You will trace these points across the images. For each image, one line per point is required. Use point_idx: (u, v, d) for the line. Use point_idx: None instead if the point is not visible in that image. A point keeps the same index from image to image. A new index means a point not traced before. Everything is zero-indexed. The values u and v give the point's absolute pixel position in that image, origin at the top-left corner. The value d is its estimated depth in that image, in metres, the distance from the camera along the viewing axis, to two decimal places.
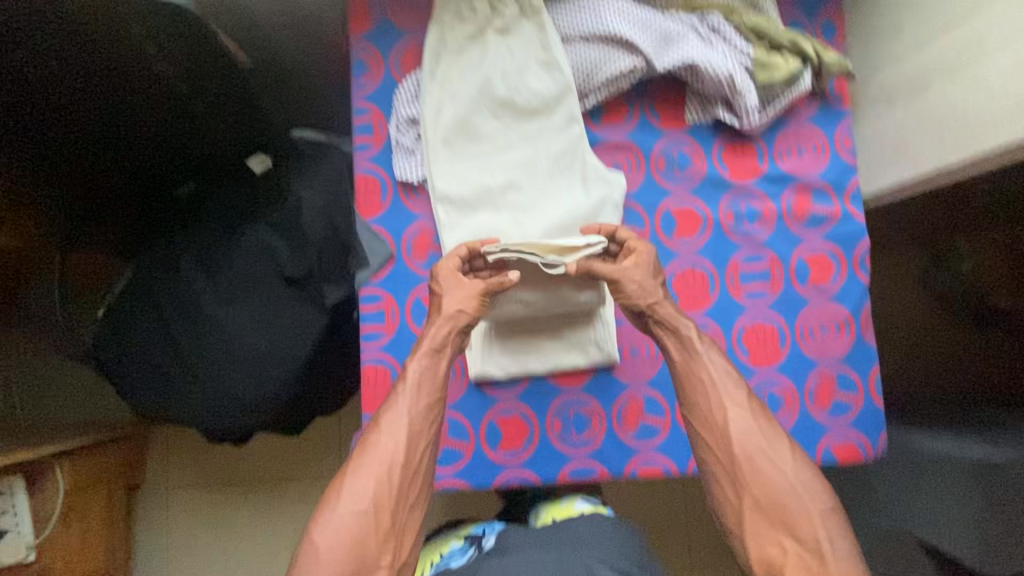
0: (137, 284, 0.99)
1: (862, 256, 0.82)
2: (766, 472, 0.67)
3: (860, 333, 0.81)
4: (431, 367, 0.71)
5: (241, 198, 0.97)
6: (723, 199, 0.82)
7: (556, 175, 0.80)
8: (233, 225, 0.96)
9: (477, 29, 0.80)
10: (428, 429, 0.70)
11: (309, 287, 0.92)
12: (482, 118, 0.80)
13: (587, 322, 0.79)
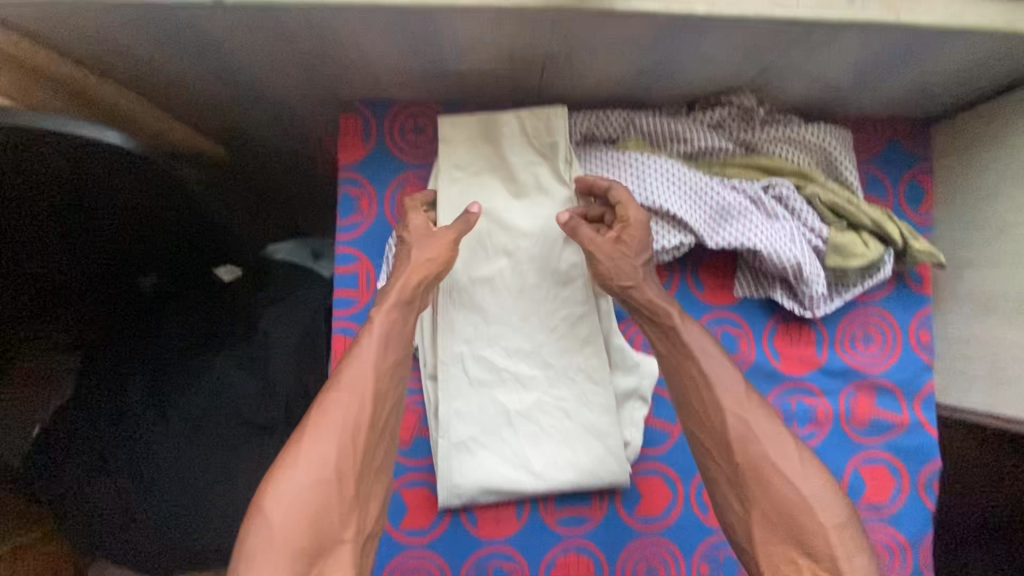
0: (71, 402, 0.80)
1: (928, 476, 0.69)
2: (774, 493, 0.53)
3: (920, 566, 0.68)
4: (398, 325, 0.60)
5: (213, 308, 0.82)
6: (770, 393, 0.69)
7: (569, 333, 0.67)
8: (201, 339, 0.80)
9: (483, 162, 0.67)
10: (396, 387, 0.59)
11: (274, 441, 0.78)
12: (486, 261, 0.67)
13: (578, 343, 0.67)
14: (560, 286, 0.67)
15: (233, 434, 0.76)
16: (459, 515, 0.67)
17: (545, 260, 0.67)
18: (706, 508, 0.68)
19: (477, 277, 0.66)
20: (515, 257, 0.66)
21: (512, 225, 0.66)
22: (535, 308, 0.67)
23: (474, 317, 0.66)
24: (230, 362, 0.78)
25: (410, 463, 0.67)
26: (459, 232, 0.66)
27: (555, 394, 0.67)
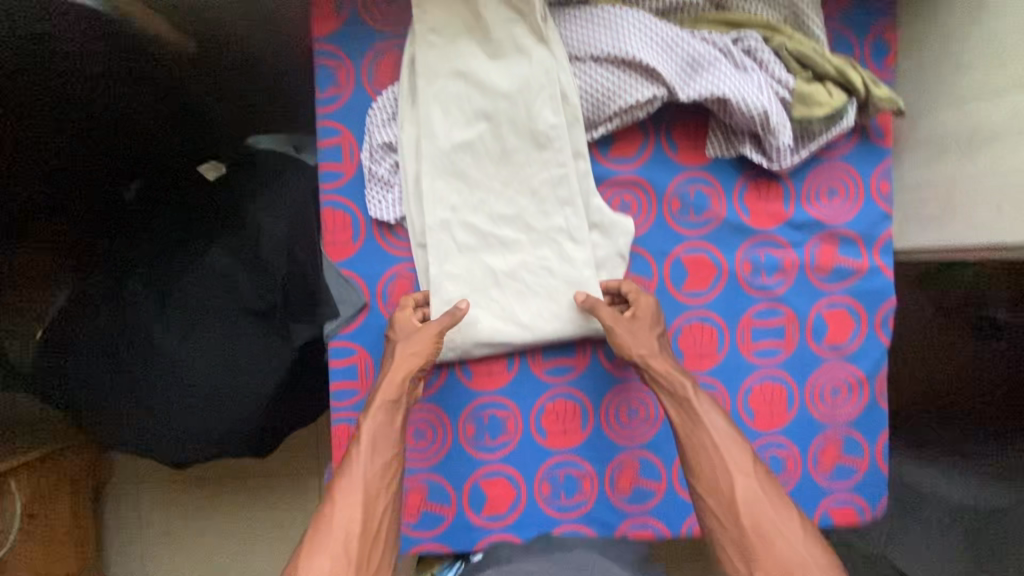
0: (79, 311, 0.89)
1: (884, 316, 0.75)
2: (776, 544, 0.60)
3: (875, 396, 0.76)
4: (382, 423, 0.65)
5: (187, 216, 0.86)
6: (740, 246, 0.74)
7: (550, 197, 0.70)
8: (182, 246, 0.85)
9: (460, 29, 0.67)
10: (389, 487, 0.64)
11: (274, 320, 0.83)
12: (466, 131, 0.68)
13: (558, 206, 0.70)
14: (540, 148, 0.69)
15: (238, 319, 0.83)
16: (454, 370, 0.73)
17: (523, 121, 0.68)
18: (681, 355, 0.74)
19: (458, 142, 0.68)
20: (495, 121, 0.68)
21: (489, 87, 0.67)
22: (516, 172, 0.69)
23: (457, 182, 0.69)
24: (224, 251, 0.81)
25: None
26: (438, 98, 0.68)
27: (539, 254, 0.70)
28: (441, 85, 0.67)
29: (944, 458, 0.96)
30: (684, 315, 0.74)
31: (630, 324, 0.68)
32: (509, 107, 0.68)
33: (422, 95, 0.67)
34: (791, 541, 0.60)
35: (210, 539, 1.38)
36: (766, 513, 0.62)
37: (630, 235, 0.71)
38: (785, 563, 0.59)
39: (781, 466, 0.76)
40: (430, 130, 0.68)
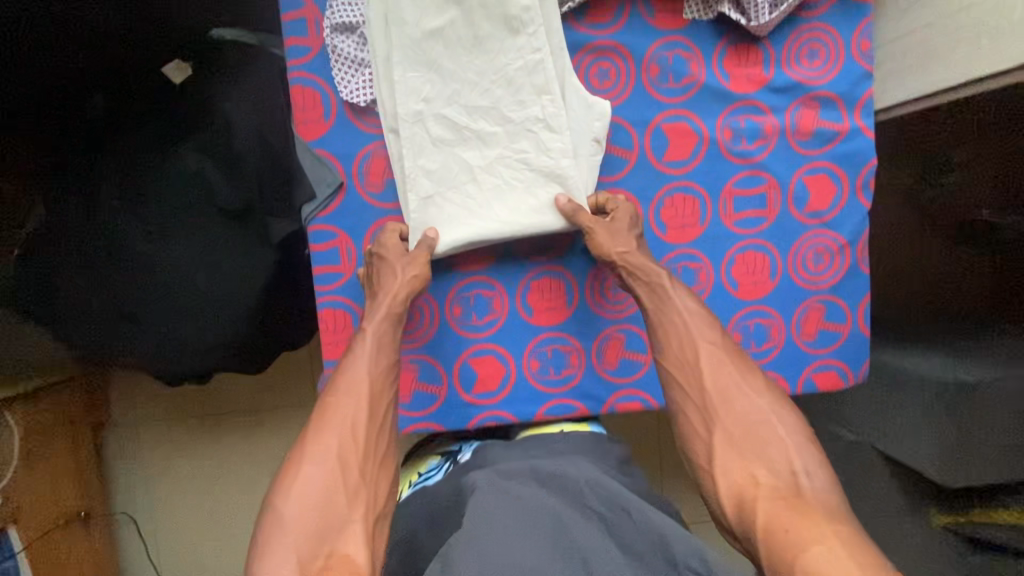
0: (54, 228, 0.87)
1: (866, 177, 0.75)
2: (738, 405, 0.64)
3: (855, 261, 0.77)
4: (378, 336, 0.68)
5: (157, 121, 0.83)
6: (720, 113, 0.73)
7: (524, 83, 0.69)
8: (154, 150, 0.83)
9: None
10: (389, 389, 0.68)
11: (253, 221, 0.83)
12: (438, 20, 0.68)
13: (534, 92, 0.69)
14: (513, 33, 0.68)
15: (215, 222, 0.83)
16: (435, 265, 0.74)
17: (493, 5, 0.67)
18: (664, 228, 0.74)
19: (428, 30, 0.68)
20: (464, 5, 0.67)
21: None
22: (489, 61, 0.69)
23: (428, 73, 0.69)
24: (197, 149, 0.80)
25: (384, 208, 0.72)
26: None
27: (516, 146, 0.71)
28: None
29: (928, 347, 1.08)
30: (666, 186, 0.73)
31: (609, 226, 0.70)
32: None
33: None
34: (749, 397, 0.64)
35: (213, 472, 1.40)
36: (729, 379, 0.66)
37: (606, 118, 0.70)
38: (745, 421, 0.63)
39: (765, 336, 0.77)
40: (399, 16, 0.68)
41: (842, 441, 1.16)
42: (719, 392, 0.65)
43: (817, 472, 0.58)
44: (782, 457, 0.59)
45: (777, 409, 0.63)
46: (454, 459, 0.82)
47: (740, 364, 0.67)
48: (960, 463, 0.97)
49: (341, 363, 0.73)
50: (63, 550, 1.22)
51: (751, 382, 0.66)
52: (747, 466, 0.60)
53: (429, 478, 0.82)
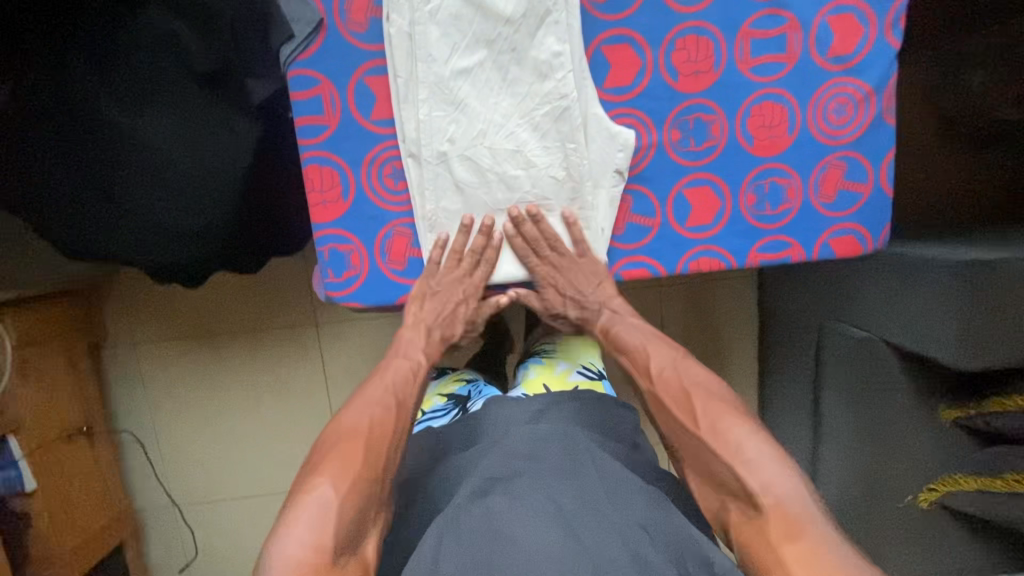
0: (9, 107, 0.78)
1: (896, 14, 0.68)
2: (687, 434, 0.71)
3: (880, 110, 0.71)
4: (412, 363, 0.77)
5: None
6: None
7: (550, 129, 0.68)
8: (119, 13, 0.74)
9: None
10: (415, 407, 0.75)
11: (231, 85, 0.80)
12: (463, 57, 0.65)
13: (558, 141, 0.68)
14: (542, 79, 0.66)
15: (192, 92, 0.77)
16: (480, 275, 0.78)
17: (524, 50, 0.66)
18: (674, 74, 0.68)
19: (456, 69, 0.65)
20: (495, 46, 0.65)
21: (490, 10, 0.64)
22: (516, 102, 0.67)
23: (454, 112, 0.67)
24: (167, 8, 0.73)
25: (367, 51, 0.66)
26: (436, 18, 0.64)
27: (538, 193, 0.70)
28: (439, 5, 0.64)
29: (938, 241, 1.04)
30: (675, 27, 0.67)
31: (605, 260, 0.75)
32: (510, 34, 0.65)
33: (419, 15, 0.64)
34: (694, 433, 0.70)
35: (214, 391, 1.39)
36: (673, 417, 0.73)
37: (628, 160, 0.69)
38: (695, 450, 0.69)
39: (780, 197, 0.72)
40: (421, 50, 0.65)
41: (850, 342, 1.14)
42: (672, 432, 0.73)
43: (777, 479, 0.62)
44: (731, 475, 0.64)
45: (733, 431, 0.67)
46: (461, 408, 0.93)
47: (680, 401, 0.73)
48: (979, 345, 0.92)
49: (331, 226, 0.70)
50: (67, 465, 1.21)
51: (690, 410, 0.72)
52: (719, 496, 0.66)
53: (435, 419, 0.92)
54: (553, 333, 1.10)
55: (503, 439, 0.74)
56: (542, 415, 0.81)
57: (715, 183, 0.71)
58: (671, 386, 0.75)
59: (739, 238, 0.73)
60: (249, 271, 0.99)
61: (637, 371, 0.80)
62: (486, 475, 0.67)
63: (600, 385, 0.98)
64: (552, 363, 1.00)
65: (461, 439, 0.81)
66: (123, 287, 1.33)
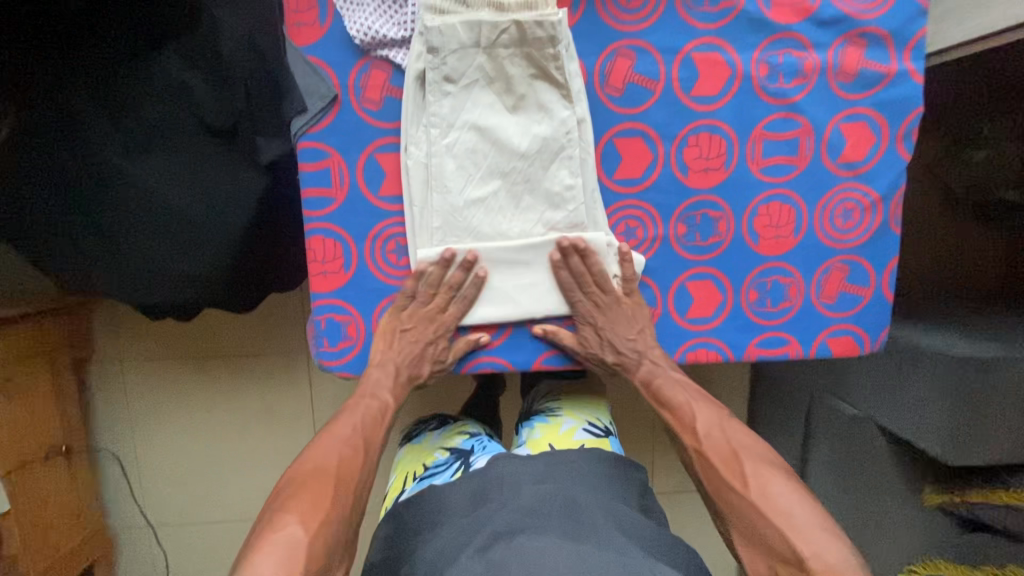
0: (18, 144, 0.77)
1: (909, 126, 0.68)
2: (734, 497, 0.60)
3: (886, 219, 0.71)
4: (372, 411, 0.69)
5: (132, 27, 0.72)
6: (757, 45, 0.66)
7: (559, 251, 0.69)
8: (134, 62, 0.73)
9: (476, 66, 0.64)
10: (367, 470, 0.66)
11: (241, 140, 0.78)
12: (477, 186, 0.66)
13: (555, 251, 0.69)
14: (553, 208, 0.68)
15: (202, 142, 0.77)
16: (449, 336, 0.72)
17: (538, 181, 0.67)
18: (685, 170, 0.68)
19: (471, 199, 0.66)
20: (509, 178, 0.66)
21: (507, 145, 0.66)
22: (529, 227, 0.68)
23: (469, 240, 0.68)
24: (180, 57, 0.73)
25: (376, 128, 0.66)
26: (452, 150, 0.65)
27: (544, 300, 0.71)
28: (455, 138, 0.65)
29: (934, 329, 1.05)
30: (688, 126, 0.67)
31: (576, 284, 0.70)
32: (523, 165, 0.66)
33: (436, 147, 0.65)
34: (742, 494, 0.60)
35: (200, 414, 1.37)
36: (721, 479, 0.63)
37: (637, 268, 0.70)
38: (743, 512, 0.59)
39: (782, 295, 0.72)
40: (438, 178, 0.66)
41: (844, 417, 1.14)
42: (716, 493, 0.62)
43: (829, 546, 0.52)
44: (783, 542, 0.54)
45: (784, 491, 0.58)
46: (464, 463, 0.90)
47: (729, 463, 0.63)
48: (969, 443, 0.92)
49: (330, 296, 0.69)
50: (43, 484, 1.19)
51: (739, 472, 0.62)
52: (767, 560, 0.55)
53: (436, 475, 0.90)
54: (558, 391, 1.09)
55: (512, 501, 0.74)
56: (548, 476, 0.80)
57: (718, 277, 0.71)
58: (723, 443, 0.65)
59: (738, 332, 0.73)
60: (243, 310, 0.97)
61: (681, 427, 0.69)
62: (492, 529, 0.69)
63: (607, 443, 0.96)
64: (557, 422, 0.98)
65: (461, 499, 0.79)
66: (116, 305, 1.31)
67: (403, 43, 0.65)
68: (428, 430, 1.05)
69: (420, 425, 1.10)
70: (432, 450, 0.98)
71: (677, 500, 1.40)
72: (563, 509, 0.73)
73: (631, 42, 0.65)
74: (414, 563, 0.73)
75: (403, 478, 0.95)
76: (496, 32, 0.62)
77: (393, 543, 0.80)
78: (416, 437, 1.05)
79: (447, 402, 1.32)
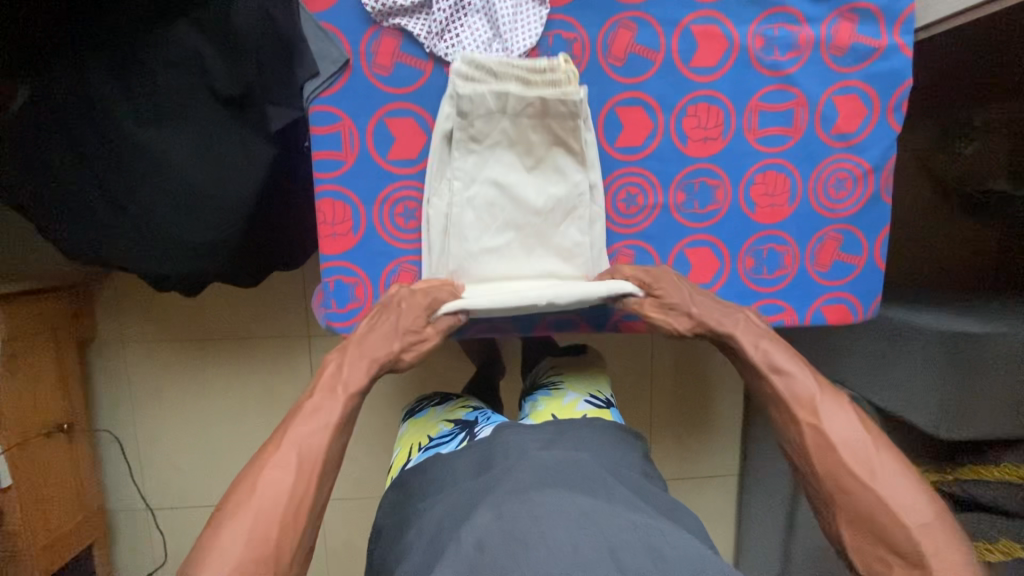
0: (32, 112, 0.79)
1: (899, 98, 0.71)
2: (852, 488, 0.58)
3: (878, 188, 0.74)
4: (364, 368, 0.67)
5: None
6: (753, 18, 0.69)
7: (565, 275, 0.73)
8: (149, 32, 0.75)
9: (501, 129, 0.68)
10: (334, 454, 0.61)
11: (251, 109, 0.80)
12: (494, 236, 0.71)
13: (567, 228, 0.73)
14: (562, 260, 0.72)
15: (213, 111, 0.79)
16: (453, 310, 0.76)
17: (550, 236, 0.72)
18: (684, 139, 0.71)
19: (486, 247, 0.71)
20: (523, 231, 0.71)
21: (523, 203, 0.70)
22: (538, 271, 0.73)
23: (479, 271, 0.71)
24: (194, 26, 0.75)
25: (385, 94, 0.68)
26: (472, 203, 0.70)
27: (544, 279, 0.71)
28: (475, 192, 0.69)
29: (926, 308, 1.07)
30: (687, 96, 0.70)
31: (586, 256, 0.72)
32: (538, 220, 0.71)
33: (457, 200, 0.69)
34: (865, 483, 0.58)
35: (202, 395, 1.38)
36: (839, 459, 0.60)
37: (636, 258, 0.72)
38: (858, 500, 0.58)
39: (778, 262, 0.74)
40: (460, 227, 0.69)
41: (838, 397, 1.15)
42: (830, 478, 0.60)
43: (952, 550, 0.53)
44: (901, 535, 0.54)
45: (902, 483, 0.57)
46: (468, 433, 0.91)
47: (852, 451, 0.60)
48: (961, 416, 0.94)
49: (339, 257, 0.71)
50: (44, 462, 1.19)
51: (865, 457, 0.59)
52: (873, 548, 0.56)
53: (442, 444, 0.91)
54: (559, 367, 1.10)
55: (522, 461, 0.75)
56: (555, 443, 0.81)
57: (716, 244, 0.74)
58: (847, 427, 0.61)
59: (735, 298, 0.75)
60: (249, 285, 0.99)
61: (791, 398, 0.65)
62: (507, 487, 0.70)
63: (609, 415, 0.97)
64: (560, 394, 1.00)
65: (467, 465, 0.81)
66: (119, 286, 1.32)
67: (413, 11, 0.67)
68: (432, 406, 1.06)
69: (423, 401, 1.11)
70: (437, 423, 0.99)
71: (675, 482, 1.41)
72: (577, 471, 0.74)
73: (633, 14, 0.68)
74: (422, 525, 0.74)
75: (407, 450, 0.96)
76: (521, 106, 0.66)
77: (399, 507, 0.81)
78: (419, 413, 1.06)
79: (449, 382, 1.33)
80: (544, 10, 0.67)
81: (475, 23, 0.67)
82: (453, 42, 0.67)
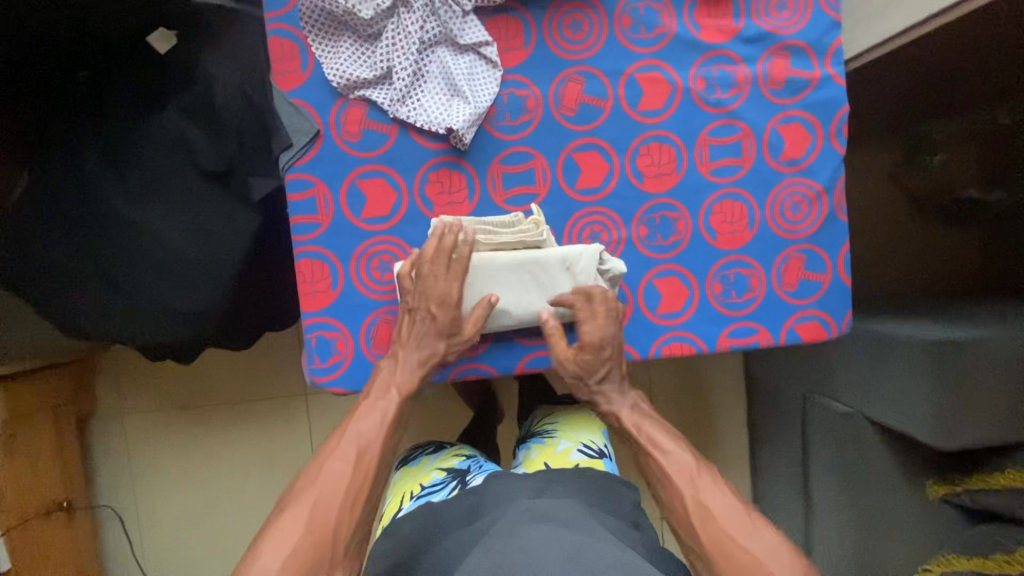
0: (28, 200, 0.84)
1: (839, 124, 0.76)
2: (734, 552, 0.60)
3: (832, 208, 0.77)
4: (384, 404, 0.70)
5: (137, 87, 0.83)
6: (692, 62, 0.74)
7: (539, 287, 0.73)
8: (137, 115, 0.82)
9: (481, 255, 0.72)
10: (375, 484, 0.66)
11: (234, 181, 0.85)
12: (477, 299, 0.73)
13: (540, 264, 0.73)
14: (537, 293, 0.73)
15: (197, 185, 0.83)
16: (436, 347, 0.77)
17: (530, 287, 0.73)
18: (640, 176, 0.75)
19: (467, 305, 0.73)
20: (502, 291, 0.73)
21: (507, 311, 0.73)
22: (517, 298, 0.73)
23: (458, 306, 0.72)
24: (179, 113, 0.81)
25: (356, 158, 0.73)
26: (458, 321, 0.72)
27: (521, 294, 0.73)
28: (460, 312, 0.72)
29: (906, 320, 1.08)
30: (639, 137, 0.74)
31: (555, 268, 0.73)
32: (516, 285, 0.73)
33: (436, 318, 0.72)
34: (741, 544, 0.61)
35: (198, 462, 1.37)
36: (721, 528, 0.62)
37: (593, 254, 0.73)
38: (741, 565, 0.59)
39: (745, 286, 0.76)
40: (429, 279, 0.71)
41: (832, 416, 1.13)
42: (715, 545, 0.61)
43: None
44: None
45: (775, 542, 0.60)
46: (461, 482, 0.91)
47: (730, 517, 0.63)
48: (954, 425, 0.93)
49: (319, 314, 0.74)
50: (43, 542, 1.18)
51: (744, 525, 0.62)
52: None
53: (433, 493, 0.91)
54: (554, 413, 1.10)
55: (511, 509, 0.74)
56: (544, 491, 0.81)
57: (683, 273, 0.76)
58: (719, 499, 0.65)
59: (707, 324, 0.76)
60: (239, 348, 1.01)
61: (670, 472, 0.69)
62: (496, 535, 0.68)
63: (603, 463, 0.97)
64: (553, 442, 1.00)
65: (457, 515, 0.79)
66: (117, 357, 1.35)
67: (377, 84, 0.73)
68: (426, 454, 1.05)
69: (416, 450, 1.09)
70: (430, 472, 0.98)
71: None
72: (569, 515, 0.73)
73: (580, 68, 0.73)
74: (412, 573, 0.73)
75: (400, 499, 0.95)
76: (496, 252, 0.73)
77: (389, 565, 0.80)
78: (412, 462, 1.04)
79: (446, 432, 1.33)
80: (498, 72, 0.73)
81: (434, 88, 0.72)
82: (415, 107, 0.72)
